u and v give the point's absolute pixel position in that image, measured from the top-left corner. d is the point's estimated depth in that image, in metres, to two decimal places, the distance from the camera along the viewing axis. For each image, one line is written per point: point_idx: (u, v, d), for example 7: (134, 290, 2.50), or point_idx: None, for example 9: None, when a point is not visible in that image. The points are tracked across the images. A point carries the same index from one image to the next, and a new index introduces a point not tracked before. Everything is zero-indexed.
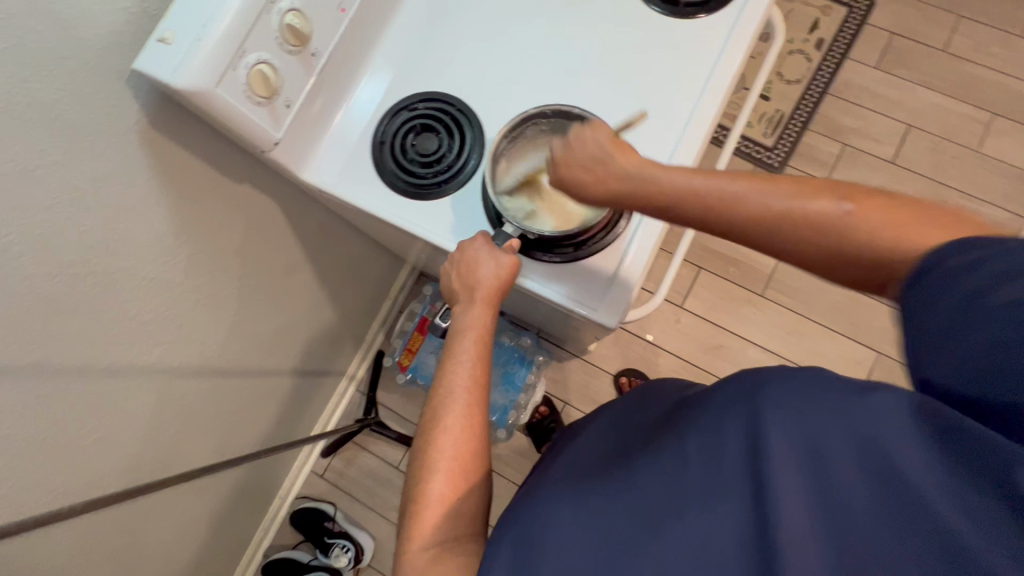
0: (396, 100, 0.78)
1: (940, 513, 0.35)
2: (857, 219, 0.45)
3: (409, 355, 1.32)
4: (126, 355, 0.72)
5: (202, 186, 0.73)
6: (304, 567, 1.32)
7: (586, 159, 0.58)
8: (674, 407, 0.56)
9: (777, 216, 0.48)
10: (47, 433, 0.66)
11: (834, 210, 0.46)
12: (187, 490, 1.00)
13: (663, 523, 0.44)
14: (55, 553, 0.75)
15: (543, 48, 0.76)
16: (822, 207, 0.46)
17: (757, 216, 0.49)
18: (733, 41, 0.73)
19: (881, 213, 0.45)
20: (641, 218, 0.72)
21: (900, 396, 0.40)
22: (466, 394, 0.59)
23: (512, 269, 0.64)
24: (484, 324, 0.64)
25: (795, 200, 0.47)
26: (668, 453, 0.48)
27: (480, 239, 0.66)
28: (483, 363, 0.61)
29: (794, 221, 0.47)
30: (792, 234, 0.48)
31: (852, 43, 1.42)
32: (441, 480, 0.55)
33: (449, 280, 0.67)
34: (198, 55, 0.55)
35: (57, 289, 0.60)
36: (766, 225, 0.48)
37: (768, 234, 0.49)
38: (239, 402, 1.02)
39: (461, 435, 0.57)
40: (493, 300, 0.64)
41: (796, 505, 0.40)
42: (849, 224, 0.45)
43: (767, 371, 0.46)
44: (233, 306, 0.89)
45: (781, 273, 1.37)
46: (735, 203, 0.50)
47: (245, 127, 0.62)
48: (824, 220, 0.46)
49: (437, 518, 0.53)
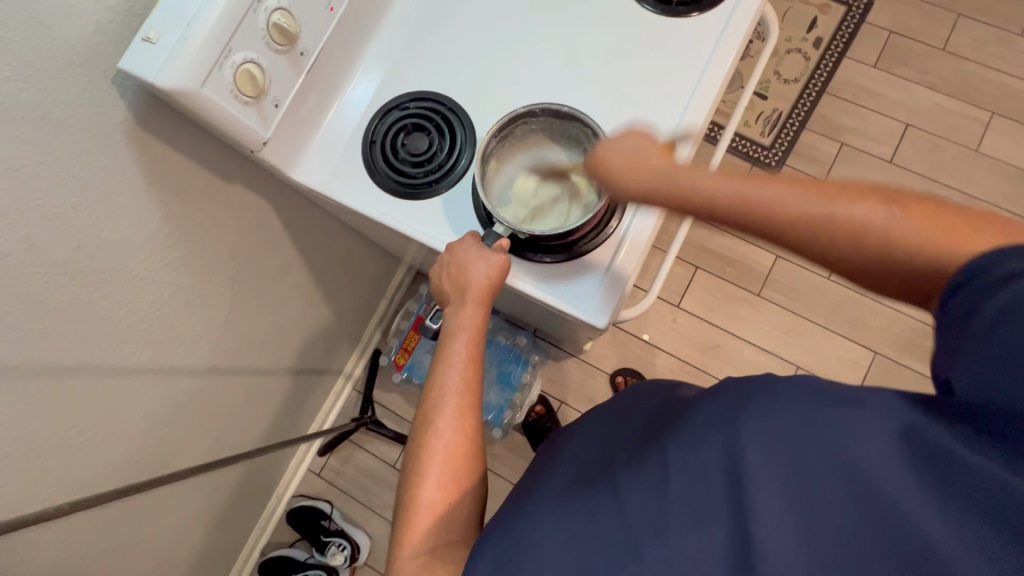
0: (387, 99, 0.78)
1: (919, 524, 0.36)
2: (902, 223, 0.43)
3: (405, 355, 1.32)
4: (118, 354, 0.73)
5: (193, 185, 0.73)
6: (301, 564, 1.33)
7: (628, 150, 0.55)
8: (658, 413, 0.57)
9: (820, 217, 0.44)
10: (38, 433, 0.66)
11: (877, 214, 0.43)
12: (182, 489, 1.00)
13: (645, 542, 0.43)
14: (49, 552, 0.75)
15: (534, 47, 0.76)
16: (866, 211, 0.43)
17: (791, 215, 0.45)
18: (724, 42, 0.72)
19: (920, 220, 0.42)
20: (632, 219, 0.72)
21: (880, 409, 0.40)
22: (457, 396, 0.58)
23: (503, 268, 0.65)
24: (475, 324, 0.63)
25: (844, 206, 0.44)
26: (649, 468, 0.46)
27: (468, 239, 0.66)
28: (475, 363, 0.61)
29: (837, 224, 0.44)
30: (833, 238, 0.44)
31: (850, 42, 1.42)
32: (433, 484, 0.55)
33: (441, 283, 0.68)
34: (184, 55, 0.55)
35: (46, 287, 0.60)
36: (800, 228, 0.45)
37: (802, 235, 0.45)
38: (234, 400, 1.03)
39: (453, 437, 0.56)
40: (484, 300, 0.64)
41: (780, 526, 0.39)
42: (892, 228, 0.43)
43: (746, 382, 0.45)
44: (226, 305, 0.89)
45: (778, 272, 1.36)
46: (772, 204, 0.46)
47: (233, 126, 0.62)
48: (864, 223, 0.43)
49: (429, 523, 0.53)
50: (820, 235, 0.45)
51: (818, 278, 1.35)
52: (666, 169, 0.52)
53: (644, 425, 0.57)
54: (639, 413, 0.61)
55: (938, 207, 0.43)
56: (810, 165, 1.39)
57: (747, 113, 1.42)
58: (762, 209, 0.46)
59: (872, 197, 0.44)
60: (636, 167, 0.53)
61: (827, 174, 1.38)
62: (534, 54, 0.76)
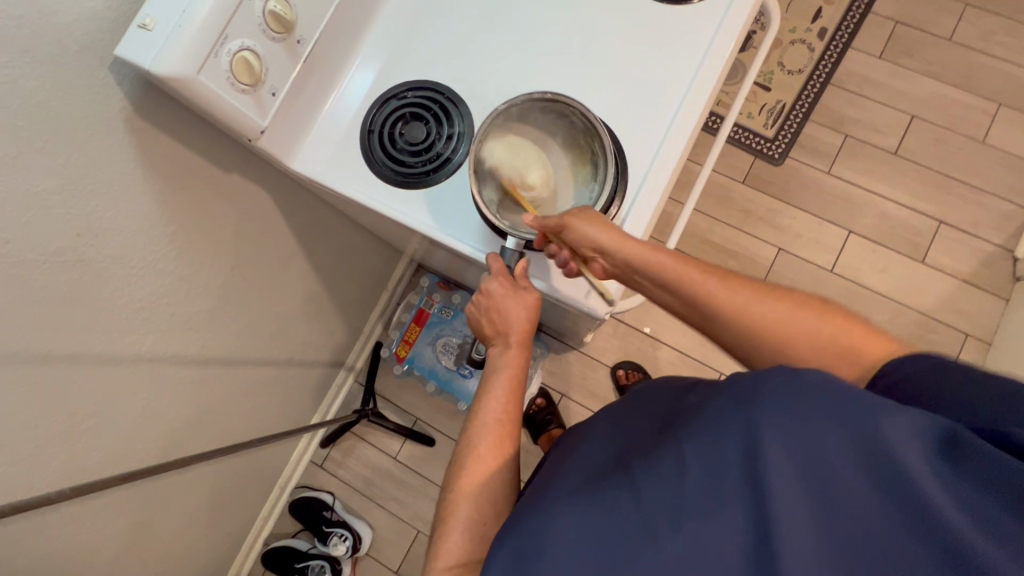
0: (385, 89, 0.78)
1: (941, 512, 0.36)
2: (828, 331, 0.52)
3: (406, 346, 1.35)
4: (119, 343, 0.74)
5: (191, 174, 0.73)
6: (303, 554, 1.34)
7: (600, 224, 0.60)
8: (673, 412, 0.56)
9: (765, 323, 0.53)
10: (40, 419, 0.67)
11: (804, 324, 0.53)
12: (184, 478, 1.01)
13: (663, 533, 0.43)
14: (54, 536, 0.76)
15: (533, 36, 0.76)
16: (801, 323, 0.53)
17: (742, 317, 0.54)
18: (723, 32, 0.72)
19: (829, 321, 0.52)
20: (630, 211, 0.70)
21: (909, 413, 0.40)
22: (497, 425, 0.61)
23: (536, 306, 0.66)
24: (519, 364, 0.66)
25: (759, 298, 0.54)
26: (666, 462, 0.46)
27: (497, 281, 0.66)
28: (516, 397, 0.63)
29: (776, 325, 0.53)
30: (780, 334, 0.53)
31: (855, 33, 1.40)
32: (469, 503, 0.56)
33: (480, 323, 0.70)
34: (179, 42, 0.55)
35: (46, 276, 0.61)
36: (748, 325, 0.54)
37: (749, 332, 0.54)
38: (235, 390, 1.03)
39: (493, 463, 0.59)
40: (525, 341, 0.67)
41: (803, 515, 0.39)
42: (816, 338, 0.52)
43: (764, 374, 0.44)
44: (226, 294, 0.90)
45: (780, 265, 1.36)
46: (720, 299, 0.55)
47: (228, 114, 0.62)
48: (795, 330, 0.53)
49: (463, 539, 0.54)
50: (765, 338, 0.54)
51: (821, 271, 1.34)
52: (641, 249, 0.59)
53: (659, 423, 0.55)
54: (654, 410, 0.60)
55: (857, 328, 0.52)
56: (813, 158, 1.38)
57: (749, 105, 1.41)
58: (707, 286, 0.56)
59: (805, 310, 0.53)
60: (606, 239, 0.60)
61: (830, 166, 1.37)
62: (532, 42, 0.76)
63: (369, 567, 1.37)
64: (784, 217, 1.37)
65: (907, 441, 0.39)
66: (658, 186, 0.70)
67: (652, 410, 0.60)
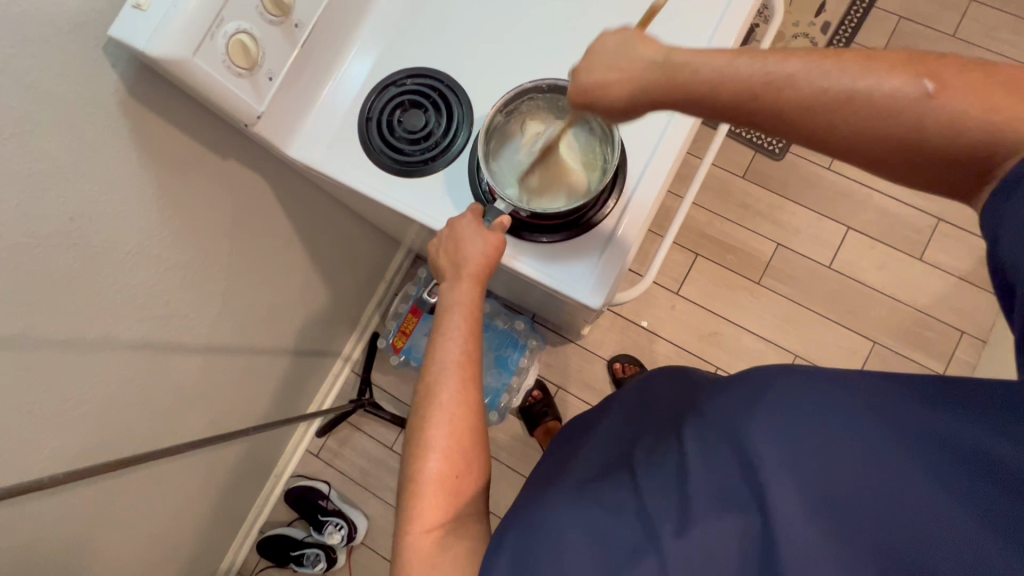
0: (384, 76, 0.77)
1: (949, 508, 0.36)
2: (938, 100, 0.40)
3: (403, 337, 1.31)
4: (110, 328, 0.73)
5: (187, 159, 0.72)
6: (299, 542, 1.35)
7: (612, 57, 0.52)
8: (683, 403, 0.57)
9: (852, 96, 0.42)
10: (29, 405, 0.66)
11: (912, 90, 0.41)
12: (173, 466, 1.00)
13: (664, 534, 0.43)
14: (47, 518, 0.77)
15: (535, 25, 0.75)
16: (901, 86, 0.41)
17: (818, 95, 0.43)
18: (727, 19, 0.71)
19: (963, 88, 0.40)
20: (628, 201, 0.71)
21: (912, 405, 0.40)
22: (456, 369, 0.59)
23: (500, 248, 0.65)
24: (472, 299, 0.64)
25: (866, 75, 0.42)
26: (669, 461, 0.47)
27: (467, 215, 0.67)
28: (472, 336, 0.61)
29: (889, 97, 0.41)
30: (889, 135, 0.42)
31: (859, 27, 1.39)
32: (439, 456, 0.55)
33: (438, 258, 0.68)
34: (174, 23, 0.55)
35: (37, 261, 0.60)
36: (839, 114, 0.43)
37: (834, 118, 0.43)
38: (228, 378, 1.03)
39: (456, 410, 0.57)
40: (480, 276, 0.65)
41: (803, 511, 0.40)
42: (930, 105, 0.41)
43: (771, 371, 0.46)
44: (222, 281, 0.90)
45: (778, 260, 1.35)
46: (803, 83, 0.43)
47: (224, 96, 0.62)
48: (891, 103, 0.41)
49: (434, 495, 0.53)
50: (860, 118, 0.43)
51: (818, 265, 1.34)
52: (661, 59, 0.50)
53: (669, 417, 0.56)
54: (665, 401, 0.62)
55: (983, 75, 0.41)
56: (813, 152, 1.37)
57: None
58: (792, 80, 0.44)
59: (903, 69, 0.42)
60: (631, 65, 0.51)
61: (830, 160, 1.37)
62: (533, 31, 0.75)
63: (363, 556, 1.37)
64: (783, 213, 1.37)
65: (897, 428, 0.39)
66: (657, 177, 0.70)
67: (663, 402, 0.63)
